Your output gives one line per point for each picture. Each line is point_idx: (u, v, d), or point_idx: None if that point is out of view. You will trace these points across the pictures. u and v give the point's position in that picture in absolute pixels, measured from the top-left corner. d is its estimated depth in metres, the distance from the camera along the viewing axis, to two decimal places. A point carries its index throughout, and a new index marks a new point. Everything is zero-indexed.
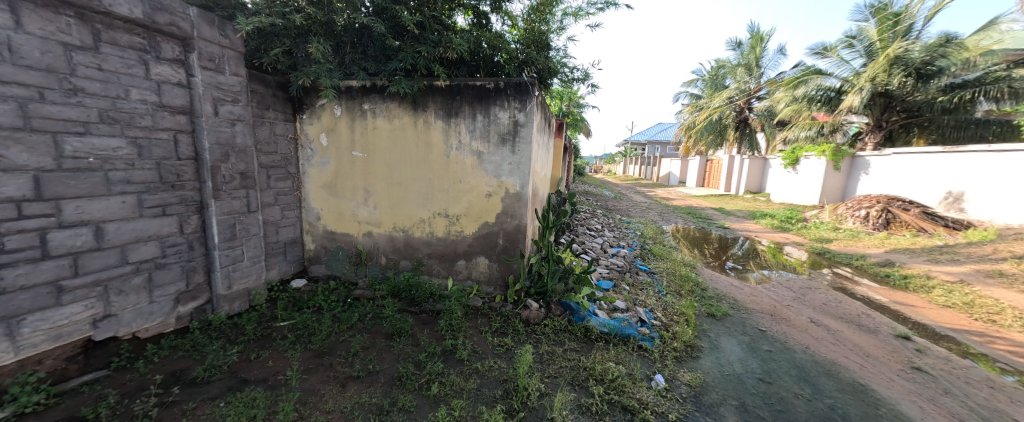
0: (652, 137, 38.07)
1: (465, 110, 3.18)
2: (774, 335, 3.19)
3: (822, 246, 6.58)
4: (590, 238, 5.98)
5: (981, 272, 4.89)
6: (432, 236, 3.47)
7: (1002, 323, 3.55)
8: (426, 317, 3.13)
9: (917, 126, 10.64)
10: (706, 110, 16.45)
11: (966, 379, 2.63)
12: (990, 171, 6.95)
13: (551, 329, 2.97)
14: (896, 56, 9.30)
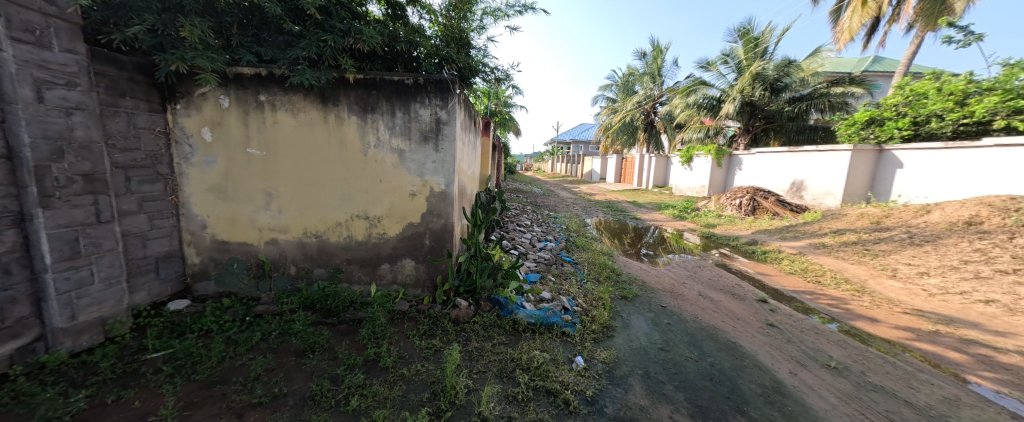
0: (577, 137, 40.69)
1: (382, 106, 3.13)
2: (672, 310, 3.78)
3: (711, 231, 7.83)
4: (519, 234, 6.25)
5: (812, 245, 6.36)
6: (350, 241, 3.35)
7: (825, 283, 4.69)
8: (346, 327, 3.01)
9: (772, 131, 13.01)
10: (620, 113, 18.38)
11: (802, 329, 3.45)
12: (817, 166, 8.96)
13: (481, 325, 3.11)
14: (757, 73, 11.50)
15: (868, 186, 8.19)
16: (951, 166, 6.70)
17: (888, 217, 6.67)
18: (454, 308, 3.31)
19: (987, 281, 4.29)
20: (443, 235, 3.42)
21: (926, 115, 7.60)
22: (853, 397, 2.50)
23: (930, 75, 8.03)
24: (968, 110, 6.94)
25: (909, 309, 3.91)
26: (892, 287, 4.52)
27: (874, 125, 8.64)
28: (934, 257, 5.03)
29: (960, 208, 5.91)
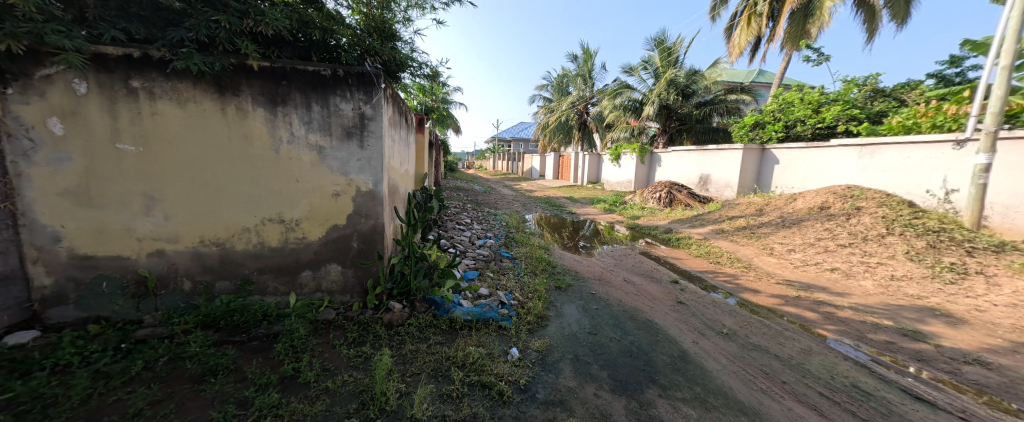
0: (517, 135, 41.33)
1: (295, 99, 2.87)
2: (601, 296, 4.06)
3: (635, 222, 8.56)
4: (458, 232, 6.17)
5: (715, 230, 7.33)
6: (262, 248, 3.01)
7: (724, 262, 5.45)
8: (257, 344, 2.72)
9: (685, 132, 14.40)
10: (556, 112, 19.21)
11: (705, 303, 3.97)
12: (719, 163, 10.27)
13: (416, 327, 3.04)
14: (670, 80, 12.83)
15: (756, 179, 9.66)
16: (812, 162, 8.14)
17: (768, 204, 7.92)
18: (387, 312, 3.18)
19: (834, 254, 5.36)
20: (372, 237, 3.25)
21: (794, 120, 9.16)
22: (741, 358, 2.89)
23: (796, 88, 9.68)
24: (822, 116, 8.62)
25: (781, 280, 4.73)
26: (771, 262, 5.42)
27: (759, 128, 10.15)
28: (798, 236, 6.12)
29: (816, 196, 7.21)
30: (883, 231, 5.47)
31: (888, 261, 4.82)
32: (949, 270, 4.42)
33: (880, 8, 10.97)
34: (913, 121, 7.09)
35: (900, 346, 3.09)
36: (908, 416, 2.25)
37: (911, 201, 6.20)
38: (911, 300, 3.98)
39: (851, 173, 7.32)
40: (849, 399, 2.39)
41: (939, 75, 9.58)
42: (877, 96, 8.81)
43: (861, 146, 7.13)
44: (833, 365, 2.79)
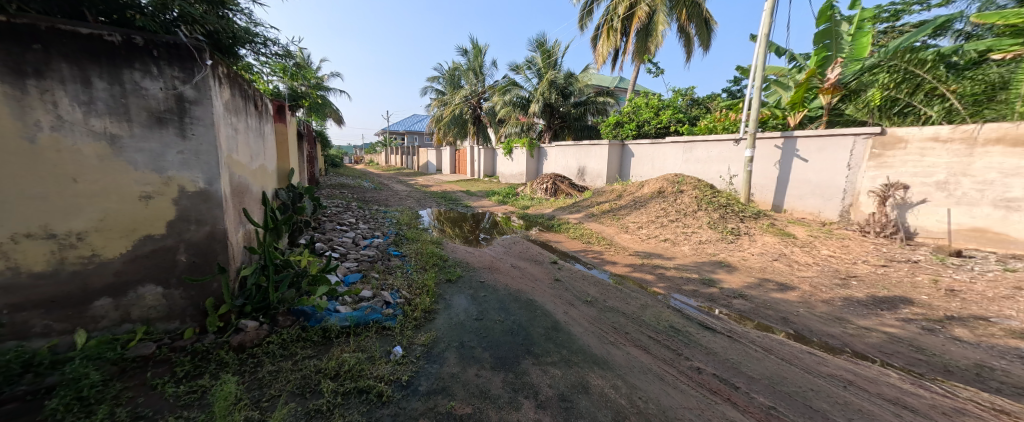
0: (410, 127, 39.00)
1: (62, 71, 2.15)
2: (489, 283, 4.18)
3: (525, 211, 9.02)
4: (339, 234, 5.54)
5: (590, 214, 8.29)
6: (13, 276, 2.12)
7: (593, 241, 6.22)
8: (17, 407, 1.97)
9: (565, 129, 15.27)
10: (450, 106, 18.68)
11: (578, 278, 4.46)
12: (592, 156, 11.54)
13: (278, 344, 2.66)
14: (551, 81, 13.82)
15: (619, 170, 11.14)
16: (654, 155, 9.83)
17: (625, 191, 9.08)
18: (239, 332, 2.69)
19: (666, 227, 6.64)
20: (209, 247, 2.70)
21: (643, 121, 11.00)
22: (598, 319, 3.33)
23: (642, 94, 11.68)
24: (660, 118, 10.66)
25: (631, 251, 5.69)
26: (628, 238, 6.44)
27: (619, 127, 11.83)
28: (644, 215, 7.38)
29: (655, 182, 8.55)
30: (694, 207, 7.00)
31: (698, 229, 6.23)
32: (730, 233, 5.99)
33: (693, 35, 13.77)
34: (713, 124, 9.31)
35: (701, 292, 4.05)
36: (699, 341, 2.88)
37: (713, 184, 8.14)
38: (709, 257, 5.27)
39: (679, 164, 9.08)
40: (665, 336, 2.96)
41: (730, 91, 12.58)
42: (695, 103, 11.33)
43: (684, 143, 8.89)
44: (659, 314, 3.43)
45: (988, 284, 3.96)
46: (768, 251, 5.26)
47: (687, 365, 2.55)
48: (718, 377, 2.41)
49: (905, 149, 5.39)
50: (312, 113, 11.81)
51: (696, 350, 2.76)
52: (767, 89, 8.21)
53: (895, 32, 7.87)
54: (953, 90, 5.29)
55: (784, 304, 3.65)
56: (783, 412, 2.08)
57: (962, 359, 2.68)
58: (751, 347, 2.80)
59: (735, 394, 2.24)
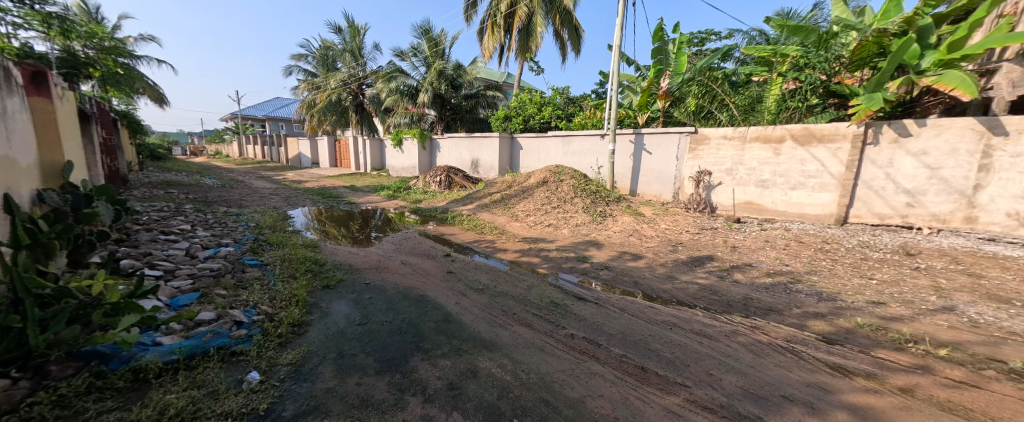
0: (272, 112, 33.36)
1: None
2: (375, 284, 3.95)
3: (418, 206, 8.68)
4: (165, 245, 4.45)
5: (482, 204, 8.42)
6: None
7: (485, 231, 6.39)
8: None
9: (458, 120, 15.03)
10: (325, 91, 16.72)
11: (471, 267, 4.55)
12: (485, 148, 11.69)
13: (54, 404, 1.93)
14: (440, 71, 13.49)
15: (509, 162, 11.54)
16: (539, 147, 10.48)
17: (514, 181, 9.40)
18: None
19: (550, 213, 7.21)
20: None
21: (528, 116, 11.64)
22: (489, 305, 3.47)
23: (526, 90, 12.23)
24: (543, 114, 11.46)
25: (519, 237, 6.05)
26: (518, 225, 6.80)
27: (508, 120, 12.30)
28: (530, 203, 7.86)
29: (539, 173, 9.00)
30: (570, 195, 7.74)
31: (575, 214, 6.96)
32: (598, 215, 6.86)
33: (566, 39, 14.94)
34: (586, 120, 10.44)
35: (576, 268, 4.58)
36: (574, 311, 3.27)
37: (586, 173, 9.12)
38: (582, 238, 5.94)
39: (559, 156, 9.89)
40: (545, 311, 3.28)
41: (597, 92, 14.16)
42: (571, 102, 12.31)
43: (563, 136, 9.68)
44: (543, 292, 3.76)
45: (756, 240, 5.49)
46: (625, 228, 6.23)
47: (563, 333, 2.88)
48: (587, 339, 2.78)
49: (710, 144, 7.04)
50: (109, 86, 8.98)
51: (570, 319, 3.12)
52: (621, 93, 9.56)
53: (701, 55, 10.14)
54: (734, 102, 7.23)
55: (636, 270, 4.40)
56: (632, 357, 2.51)
57: (738, 295, 3.67)
58: (612, 309, 3.30)
59: (598, 350, 2.62)
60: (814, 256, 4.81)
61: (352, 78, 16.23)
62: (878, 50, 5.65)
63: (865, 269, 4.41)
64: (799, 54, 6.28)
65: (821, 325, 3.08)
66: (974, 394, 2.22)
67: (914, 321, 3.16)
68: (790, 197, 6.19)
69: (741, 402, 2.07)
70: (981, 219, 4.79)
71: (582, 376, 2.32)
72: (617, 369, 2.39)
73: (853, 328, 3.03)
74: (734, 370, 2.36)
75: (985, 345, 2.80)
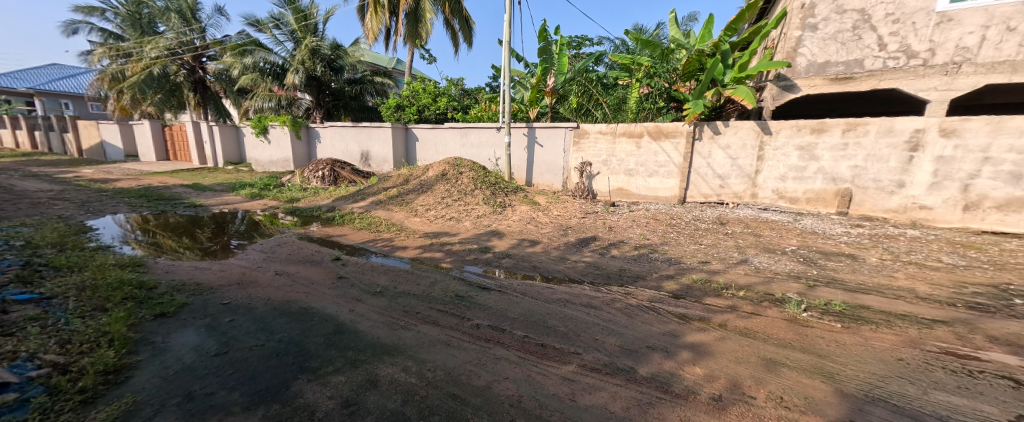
0: (52, 76, 24.53)
1: None
2: (238, 303, 3.38)
3: (294, 205, 7.72)
4: None
5: (375, 202, 7.87)
6: None
7: (380, 229, 6.05)
8: None
9: (342, 108, 13.73)
10: (143, 61, 13.53)
11: (364, 270, 4.27)
12: (376, 139, 10.93)
13: None
14: (313, 49, 12.08)
15: (405, 155, 11.02)
16: (437, 140, 10.25)
17: (412, 175, 9.02)
18: None
19: (451, 207, 7.16)
20: None
21: (423, 106, 11.15)
22: (388, 308, 3.31)
23: (420, 79, 11.76)
24: (439, 105, 11.09)
25: (419, 233, 5.89)
26: (417, 221, 6.60)
27: (401, 110, 11.52)
28: (430, 196, 7.69)
29: (438, 166, 8.72)
30: (470, 187, 7.79)
31: (475, 205, 7.06)
32: (499, 205, 7.10)
33: (456, 29, 14.85)
34: (482, 113, 10.54)
35: (478, 258, 4.70)
36: (477, 302, 3.36)
37: (484, 165, 9.27)
38: (483, 228, 6.07)
39: (457, 148, 9.82)
40: (448, 305, 3.31)
41: (491, 86, 14.45)
42: (466, 93, 12.30)
43: (460, 129, 9.63)
44: (447, 286, 3.78)
45: (627, 220, 6.38)
46: (523, 217, 6.58)
47: (468, 324, 2.95)
48: (492, 327, 2.90)
49: (593, 138, 7.91)
50: None
51: (475, 310, 3.21)
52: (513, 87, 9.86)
53: (580, 57, 11.24)
54: (605, 101, 8.29)
55: (535, 255, 4.74)
56: (533, 337, 2.71)
57: (618, 268, 4.26)
58: (512, 294, 3.50)
59: (502, 335, 2.76)
60: (665, 231, 5.81)
61: (187, 48, 13.25)
62: (700, 66, 7.09)
63: (697, 237, 5.50)
64: (649, 64, 7.55)
65: (672, 284, 3.78)
66: (759, 320, 3.02)
67: (727, 272, 4.13)
68: (648, 183, 7.63)
69: (621, 359, 2.40)
70: (762, 195, 6.93)
71: (488, 363, 2.42)
72: (520, 350, 2.56)
73: (691, 284, 3.79)
74: (614, 333, 2.73)
75: (763, 283, 3.85)
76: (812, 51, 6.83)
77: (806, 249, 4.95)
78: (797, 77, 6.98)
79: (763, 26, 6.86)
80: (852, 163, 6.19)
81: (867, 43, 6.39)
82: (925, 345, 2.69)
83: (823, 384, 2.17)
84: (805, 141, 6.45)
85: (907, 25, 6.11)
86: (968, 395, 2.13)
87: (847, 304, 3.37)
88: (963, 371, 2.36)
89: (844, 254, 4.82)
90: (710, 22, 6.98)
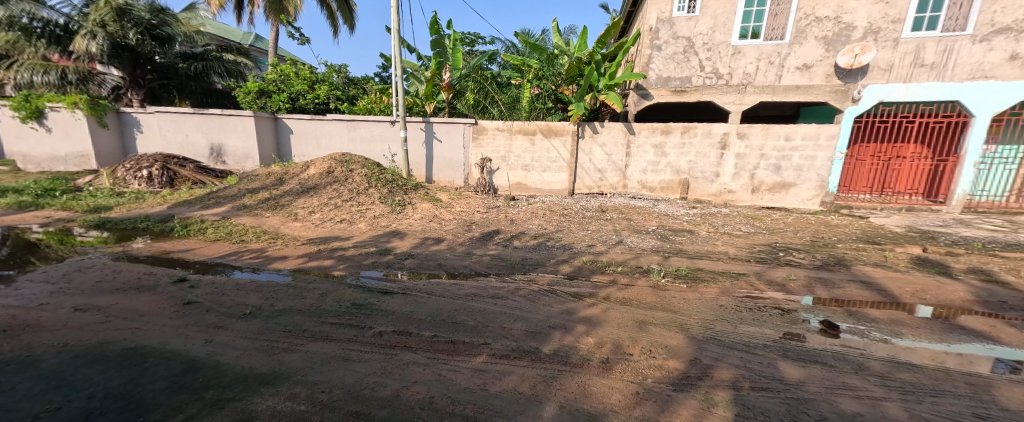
0: None
1: None
2: (11, 357, 2.29)
3: (103, 215, 6.12)
4: None
5: (234, 208, 6.58)
6: None
7: (245, 239, 5.15)
8: None
9: (175, 90, 11.49)
10: None
11: (223, 287, 3.47)
12: (234, 128, 9.04)
13: None
14: (119, 8, 9.26)
15: (275, 150, 9.53)
16: (317, 133, 9.09)
17: (287, 173, 8.00)
18: None
19: (340, 208, 6.57)
20: None
21: (296, 93, 9.71)
22: (264, 329, 2.73)
23: (290, 62, 10.16)
24: (318, 93, 9.80)
25: (304, 240, 5.23)
26: (296, 227, 5.81)
27: (266, 96, 9.89)
28: (315, 198, 6.91)
29: (322, 162, 8.01)
30: (365, 186, 7.27)
31: (371, 205, 6.62)
32: (397, 205, 6.79)
33: (334, 10, 13.63)
34: (373, 105, 9.81)
35: (378, 262, 4.44)
36: (380, 308, 3.16)
37: (378, 161, 8.74)
38: (382, 229, 5.77)
39: (345, 143, 8.98)
40: (344, 316, 2.97)
41: (381, 76, 13.69)
42: (351, 83, 11.31)
43: (346, 121, 8.80)
44: (342, 296, 3.40)
45: (526, 213, 6.74)
46: (425, 215, 6.44)
47: (371, 333, 2.72)
48: (397, 332, 2.74)
49: (491, 134, 8.09)
50: None
51: (376, 317, 2.98)
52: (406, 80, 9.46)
53: (473, 54, 11.46)
54: (501, 99, 8.68)
55: (438, 253, 4.68)
56: (442, 335, 2.68)
57: (520, 256, 4.53)
58: (417, 295, 3.42)
59: (409, 339, 2.64)
60: (552, 220, 6.28)
61: None
62: (580, 72, 7.78)
63: (585, 223, 6.13)
64: (538, 67, 8.17)
65: (567, 267, 4.16)
66: (631, 290, 3.53)
67: (608, 252, 4.72)
68: (543, 177, 8.18)
69: (526, 342, 2.56)
70: (630, 185, 8.07)
71: (396, 370, 2.27)
72: (429, 350, 2.49)
73: (581, 265, 4.23)
74: (519, 319, 2.90)
75: (629, 256, 4.59)
76: (658, 67, 8.33)
77: (664, 229, 5.90)
78: (650, 87, 8.39)
79: (625, 43, 7.75)
80: (687, 158, 7.73)
81: (693, 64, 8.15)
82: (733, 293, 3.52)
83: (679, 334, 2.65)
84: (658, 140, 7.73)
85: (717, 52, 8.00)
86: (761, 323, 2.89)
87: (689, 267, 4.19)
88: (755, 307, 3.20)
89: (686, 229, 5.91)
90: (585, 34, 7.73)
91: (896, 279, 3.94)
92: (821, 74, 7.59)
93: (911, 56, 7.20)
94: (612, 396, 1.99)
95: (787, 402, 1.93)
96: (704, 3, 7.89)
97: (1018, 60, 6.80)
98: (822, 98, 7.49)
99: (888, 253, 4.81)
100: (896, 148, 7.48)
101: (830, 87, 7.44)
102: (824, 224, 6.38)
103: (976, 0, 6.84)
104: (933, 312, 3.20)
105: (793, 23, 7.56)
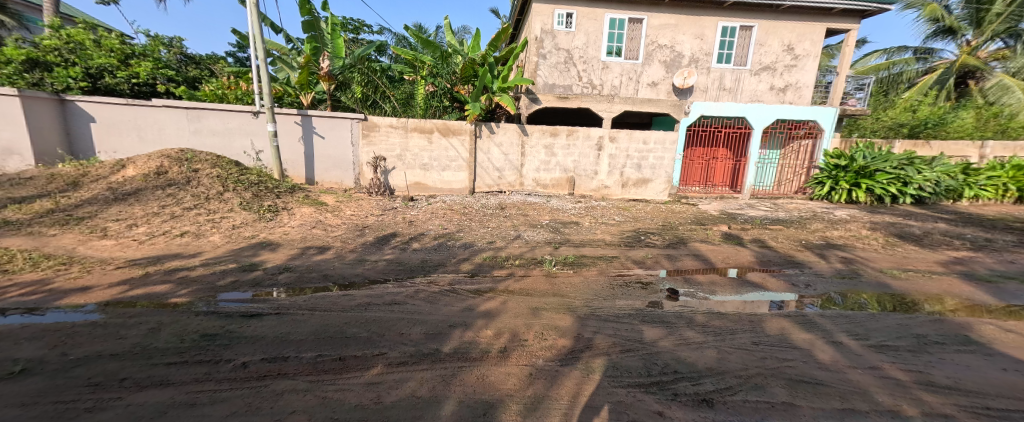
0: None
1: None
2: None
3: None
4: None
5: None
6: None
7: (17, 269, 3.45)
8: None
9: None
10: None
11: None
12: None
13: None
14: None
15: (64, 143, 6.51)
16: (140, 122, 6.75)
17: (85, 176, 5.87)
18: None
19: (180, 219, 5.10)
20: None
21: (98, 68, 6.92)
22: (47, 389, 1.78)
23: (82, 27, 7.34)
24: (137, 70, 7.19)
25: (123, 263, 3.74)
26: (104, 247, 4.18)
27: (42, 69, 6.64)
28: (138, 207, 5.21)
29: (148, 161, 6.17)
30: (221, 189, 5.96)
31: (228, 213, 5.36)
32: (268, 210, 5.76)
33: None
34: (222, 91, 8.02)
35: (241, 280, 3.46)
36: (243, 333, 2.42)
37: (238, 161, 7.17)
38: (247, 240, 4.74)
39: (186, 136, 6.99)
40: (189, 352, 2.16)
41: (234, 56, 11.75)
42: (188, 62, 8.77)
43: (188, 109, 6.89)
44: (185, 328, 2.45)
45: (426, 213, 6.60)
46: (306, 221, 5.68)
47: (229, 367, 2.04)
48: (268, 359, 2.14)
49: (383, 132, 7.68)
50: None
51: (238, 346, 2.27)
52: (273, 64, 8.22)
53: (359, 43, 10.70)
54: (393, 95, 8.40)
55: (324, 263, 4.13)
56: (329, 353, 2.24)
57: (419, 259, 4.41)
58: (297, 313, 2.77)
59: (286, 365, 2.10)
60: (453, 220, 6.27)
61: None
62: (473, 73, 7.90)
63: (485, 221, 6.29)
64: (430, 64, 8.05)
65: (468, 265, 4.22)
66: (526, 280, 3.78)
67: (507, 247, 4.95)
68: (442, 177, 8.11)
69: (426, 344, 2.41)
70: (526, 183, 8.54)
71: (266, 403, 1.77)
72: (312, 373, 2.03)
73: (482, 262, 4.35)
74: (419, 323, 2.73)
75: (524, 249, 4.91)
76: (545, 74, 9.03)
77: (557, 222, 6.39)
78: (539, 92, 9.03)
79: (514, 48, 8.13)
80: (573, 158, 8.52)
81: (573, 74, 9.06)
82: (608, 273, 4.07)
83: (566, 315, 2.94)
84: (548, 142, 8.36)
85: (591, 65, 9.05)
86: (629, 297, 3.41)
87: (575, 255, 4.66)
88: (623, 283, 3.75)
89: (573, 221, 6.54)
90: (478, 35, 7.89)
91: (715, 250, 5.04)
92: (664, 91, 9.25)
93: (718, 82, 9.26)
94: (508, 381, 2.05)
95: (643, 357, 2.32)
96: (579, 21, 8.84)
97: (774, 90, 9.39)
98: (664, 111, 8.80)
99: (708, 231, 6.08)
100: (712, 150, 9.43)
101: (670, 102, 8.77)
102: (671, 212, 7.73)
103: (751, 44, 9.11)
104: (737, 272, 4.21)
105: (644, 47, 9.01)
